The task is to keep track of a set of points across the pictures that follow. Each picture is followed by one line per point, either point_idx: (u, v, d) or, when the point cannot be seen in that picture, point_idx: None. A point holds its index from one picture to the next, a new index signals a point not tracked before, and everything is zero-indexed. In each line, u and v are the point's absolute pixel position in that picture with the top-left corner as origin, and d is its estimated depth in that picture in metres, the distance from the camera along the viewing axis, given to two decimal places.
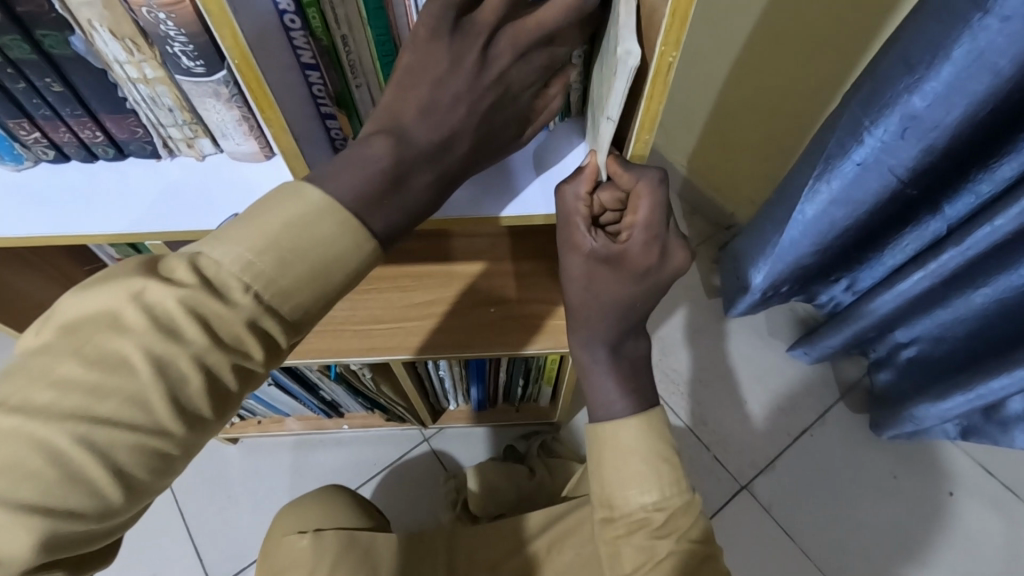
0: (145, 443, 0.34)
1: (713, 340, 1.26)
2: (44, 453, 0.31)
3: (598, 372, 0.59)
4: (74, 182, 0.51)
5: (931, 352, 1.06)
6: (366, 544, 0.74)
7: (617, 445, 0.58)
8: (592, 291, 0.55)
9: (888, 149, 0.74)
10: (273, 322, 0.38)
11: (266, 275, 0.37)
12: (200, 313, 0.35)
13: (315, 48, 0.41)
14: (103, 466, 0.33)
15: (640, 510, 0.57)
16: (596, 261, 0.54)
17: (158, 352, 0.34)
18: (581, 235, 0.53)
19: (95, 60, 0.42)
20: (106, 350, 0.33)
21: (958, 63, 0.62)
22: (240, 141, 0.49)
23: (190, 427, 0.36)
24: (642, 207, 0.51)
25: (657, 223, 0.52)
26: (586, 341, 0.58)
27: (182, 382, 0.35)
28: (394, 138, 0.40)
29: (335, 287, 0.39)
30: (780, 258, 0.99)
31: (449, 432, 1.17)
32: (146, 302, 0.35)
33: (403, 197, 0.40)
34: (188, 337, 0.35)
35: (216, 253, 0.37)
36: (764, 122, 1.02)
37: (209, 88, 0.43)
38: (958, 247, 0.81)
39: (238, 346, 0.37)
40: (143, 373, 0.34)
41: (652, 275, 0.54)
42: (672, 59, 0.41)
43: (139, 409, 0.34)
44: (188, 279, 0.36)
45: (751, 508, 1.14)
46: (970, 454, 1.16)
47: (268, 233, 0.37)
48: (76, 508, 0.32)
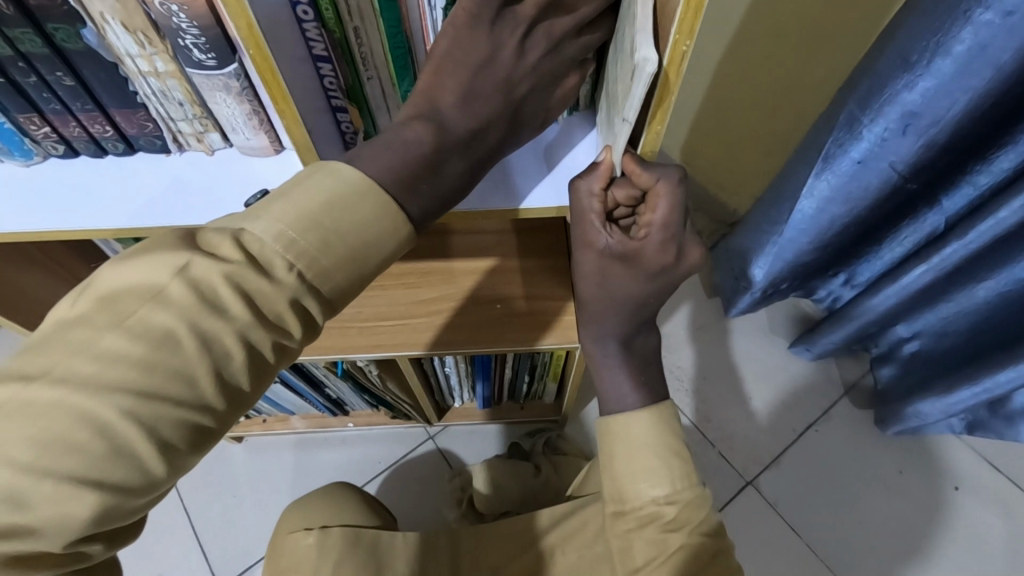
0: (189, 417, 0.34)
1: (716, 338, 1.26)
2: (91, 426, 0.31)
3: (608, 366, 0.59)
4: (87, 178, 0.51)
5: (934, 346, 1.06)
6: (371, 542, 0.75)
7: (627, 437, 0.58)
8: (606, 285, 0.55)
9: (889, 146, 0.74)
10: (314, 301, 0.38)
11: (308, 254, 0.37)
12: (244, 288, 0.36)
13: (327, 40, 0.40)
14: (148, 441, 0.33)
15: (652, 502, 0.57)
16: (609, 259, 0.54)
17: (202, 327, 0.35)
18: (595, 231, 0.53)
19: (107, 54, 0.42)
20: (149, 324, 0.33)
21: (959, 58, 0.62)
22: (249, 136, 0.49)
23: (230, 402, 0.37)
24: (660, 206, 0.51)
25: (675, 223, 0.52)
26: (598, 334, 0.59)
27: (226, 358, 0.36)
28: (432, 123, 0.41)
29: (372, 268, 0.40)
30: (780, 255, 0.99)
31: (454, 430, 1.16)
32: (191, 277, 0.35)
33: (439, 181, 0.41)
34: (232, 313, 0.36)
35: (258, 229, 0.37)
36: (766, 117, 1.03)
37: (220, 82, 0.43)
38: (961, 241, 0.81)
39: (279, 323, 0.37)
40: (188, 347, 0.34)
41: (667, 273, 0.54)
42: (686, 48, 0.40)
43: (185, 384, 0.34)
44: (233, 256, 0.36)
45: (756, 504, 1.14)
46: (974, 448, 1.16)
47: (309, 212, 0.38)
48: (121, 482, 0.33)
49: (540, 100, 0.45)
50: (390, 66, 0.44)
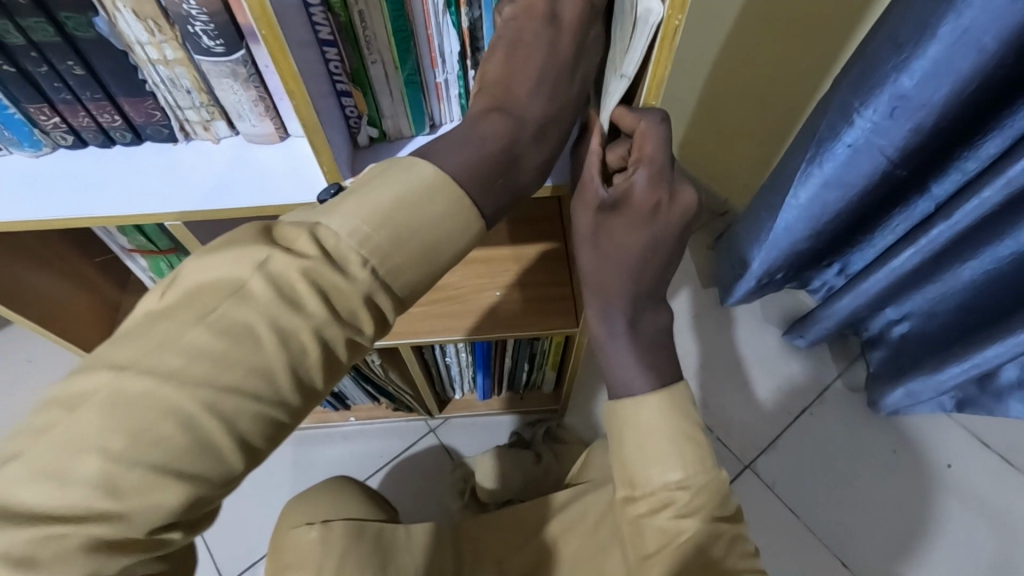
0: (268, 412, 0.34)
1: (712, 326, 1.28)
2: (177, 419, 0.31)
3: (616, 346, 0.59)
4: (98, 169, 0.52)
5: (924, 327, 1.08)
6: (375, 534, 0.75)
7: (640, 423, 0.58)
8: (606, 241, 0.56)
9: (880, 131, 0.77)
10: (387, 297, 0.38)
11: (382, 251, 0.37)
12: (321, 285, 0.35)
13: (333, 24, 0.42)
14: (227, 434, 0.33)
15: (664, 488, 0.58)
16: (608, 213, 0.55)
17: (281, 324, 0.34)
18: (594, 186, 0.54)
19: (117, 42, 0.43)
20: (232, 320, 0.33)
21: (945, 42, 0.64)
22: (254, 122, 0.50)
23: (307, 398, 0.36)
24: (648, 142, 0.51)
25: (663, 159, 0.52)
26: (605, 313, 0.59)
27: (302, 355, 0.35)
28: (508, 115, 0.43)
29: (439, 266, 0.39)
30: (775, 243, 1.01)
31: (455, 422, 1.17)
32: (270, 272, 0.35)
33: (514, 179, 0.42)
34: (309, 309, 0.35)
35: (335, 226, 0.36)
36: (757, 107, 1.06)
37: (227, 68, 0.44)
38: (947, 221, 0.83)
39: (353, 320, 0.37)
40: (268, 344, 0.34)
41: (663, 218, 0.54)
42: (678, 22, 0.43)
43: (263, 380, 0.34)
44: (311, 252, 0.36)
45: (755, 487, 1.16)
46: (966, 426, 1.19)
47: (384, 209, 0.37)
48: (206, 473, 0.33)
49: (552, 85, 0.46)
50: (394, 51, 0.45)
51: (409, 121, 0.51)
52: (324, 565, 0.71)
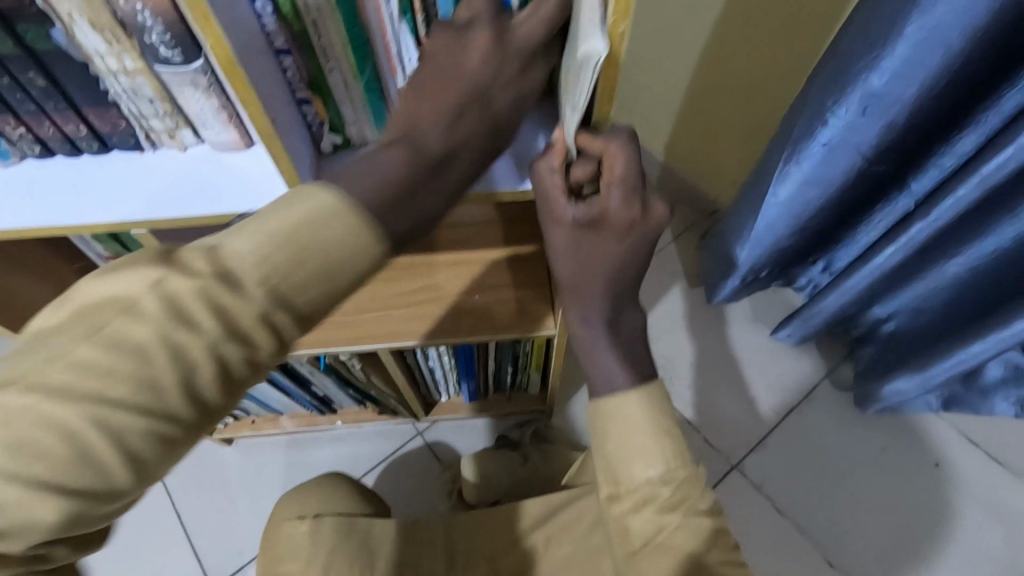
0: (156, 429, 0.33)
1: (700, 326, 1.28)
2: (59, 433, 0.31)
3: (597, 346, 0.60)
4: (64, 178, 0.52)
5: (911, 324, 1.08)
6: (363, 530, 0.75)
7: (621, 418, 0.58)
8: (577, 253, 0.57)
9: (856, 129, 0.77)
10: (286, 317, 0.35)
11: (281, 267, 0.34)
12: (214, 303, 0.33)
13: (287, 33, 0.42)
14: (111, 450, 0.32)
15: (647, 483, 0.57)
16: (580, 230, 0.55)
17: (171, 342, 0.33)
18: (561, 207, 0.54)
19: (76, 53, 0.43)
20: (122, 337, 0.32)
21: (912, 41, 0.65)
22: (219, 130, 0.50)
23: (204, 413, 0.36)
24: (617, 165, 0.51)
25: (634, 177, 0.52)
26: (585, 315, 0.60)
27: (195, 371, 0.34)
28: (413, 143, 0.40)
29: (348, 284, 0.37)
30: (759, 241, 1.01)
31: (443, 425, 1.18)
32: (165, 290, 0.33)
33: (429, 194, 0.40)
34: (203, 327, 0.34)
35: (236, 242, 0.34)
36: (740, 105, 1.06)
37: (187, 77, 0.45)
38: (927, 218, 0.83)
39: (250, 339, 0.35)
40: (158, 361, 0.33)
41: (637, 230, 0.55)
42: (623, 28, 0.43)
43: (151, 397, 0.33)
44: (205, 270, 0.33)
45: (742, 487, 1.16)
46: (955, 424, 1.18)
47: (289, 224, 0.34)
48: (87, 486, 0.32)
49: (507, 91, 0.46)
50: (352, 59, 0.46)
51: (372, 125, 0.52)
52: (311, 559, 0.72)
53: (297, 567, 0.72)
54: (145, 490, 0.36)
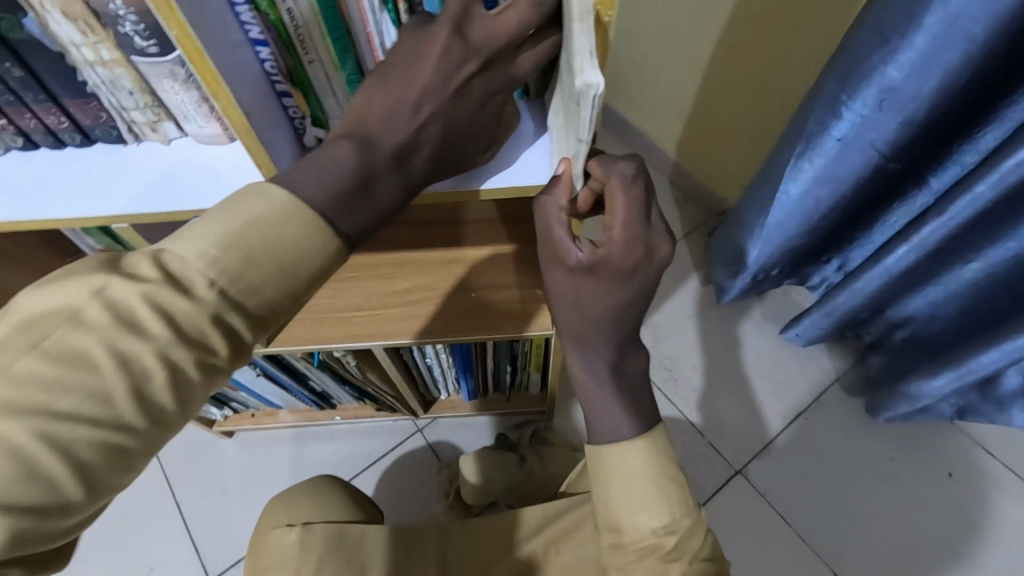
0: (108, 440, 0.33)
1: (707, 327, 1.25)
2: (5, 447, 0.31)
3: (600, 389, 0.55)
4: (46, 171, 0.51)
5: (926, 330, 1.04)
6: (354, 541, 0.74)
7: (624, 469, 0.54)
8: (566, 291, 0.52)
9: (870, 124, 0.73)
10: (238, 317, 0.37)
11: (231, 270, 0.36)
12: (163, 307, 0.35)
13: (262, 23, 0.40)
14: (62, 461, 0.32)
15: (652, 534, 0.54)
16: (580, 273, 0.51)
17: (120, 348, 0.34)
18: (563, 245, 0.51)
19: (51, 43, 0.42)
20: (67, 348, 0.33)
21: (931, 32, 0.62)
22: (201, 123, 0.49)
23: (161, 420, 0.36)
24: (618, 202, 0.49)
25: (637, 221, 0.49)
26: (587, 359, 0.55)
27: (146, 378, 0.35)
28: (360, 143, 0.41)
29: (304, 281, 0.39)
30: (769, 239, 0.98)
31: (443, 422, 1.17)
32: (109, 299, 0.34)
33: (373, 200, 0.41)
34: (152, 332, 0.35)
35: (180, 248, 0.36)
36: (751, 101, 1.03)
37: (165, 69, 0.44)
38: (940, 219, 0.80)
39: (203, 341, 0.36)
40: (106, 368, 0.33)
41: (637, 275, 0.51)
42: (609, 18, 0.42)
43: (101, 405, 0.33)
44: (151, 275, 0.35)
45: (747, 493, 1.13)
46: (969, 433, 1.15)
47: (234, 231, 0.37)
48: (37, 502, 0.32)
49: (492, 87, 0.44)
50: (331, 51, 0.44)
51: None
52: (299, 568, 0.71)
53: None
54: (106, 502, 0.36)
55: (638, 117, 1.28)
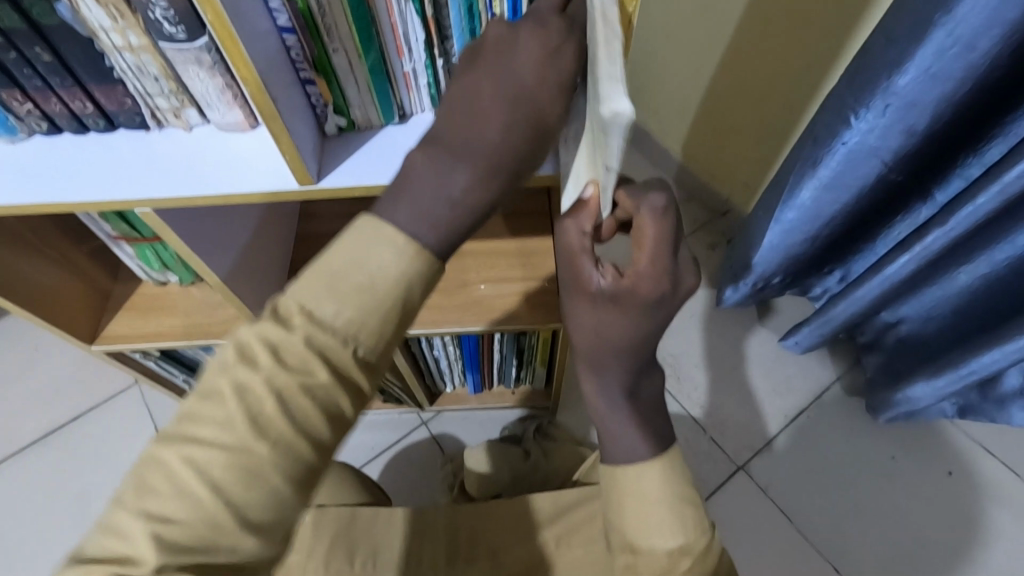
0: (235, 460, 0.36)
1: (710, 324, 1.26)
2: (164, 471, 0.36)
3: (613, 412, 0.54)
4: (71, 155, 0.52)
5: (921, 332, 1.05)
6: (364, 525, 0.75)
7: (641, 491, 0.52)
8: (592, 318, 0.51)
9: (875, 133, 0.74)
10: (335, 342, 0.39)
11: (328, 302, 0.39)
12: (272, 342, 0.38)
13: (290, 11, 0.42)
14: (198, 480, 0.35)
15: (669, 557, 0.51)
16: (601, 301, 0.51)
17: (239, 380, 0.37)
18: (585, 271, 0.51)
19: (81, 28, 0.43)
20: (208, 386, 0.38)
21: (938, 44, 0.62)
22: (224, 110, 0.50)
23: (299, 463, 0.38)
24: (646, 234, 0.47)
25: (665, 254, 0.48)
26: (603, 383, 0.54)
27: (260, 404, 0.37)
28: (435, 149, 0.41)
29: (390, 298, 0.40)
30: (771, 247, 0.98)
31: (448, 416, 1.18)
32: (237, 342, 0.39)
33: (449, 205, 0.41)
34: (262, 364, 0.38)
35: (290, 293, 0.40)
36: (756, 102, 1.04)
37: (192, 55, 0.44)
38: (942, 228, 0.80)
39: (310, 369, 0.38)
40: (227, 399, 0.37)
41: (662, 305, 0.49)
42: None
43: (223, 429, 0.37)
44: (264, 318, 0.39)
45: (748, 489, 1.14)
46: (969, 433, 1.16)
47: (332, 267, 0.40)
48: (185, 520, 0.35)
49: None
50: (356, 40, 0.45)
51: (379, 112, 0.51)
52: (311, 552, 0.72)
53: (293, 561, 0.72)
54: (270, 552, 0.38)
55: (644, 116, 1.29)
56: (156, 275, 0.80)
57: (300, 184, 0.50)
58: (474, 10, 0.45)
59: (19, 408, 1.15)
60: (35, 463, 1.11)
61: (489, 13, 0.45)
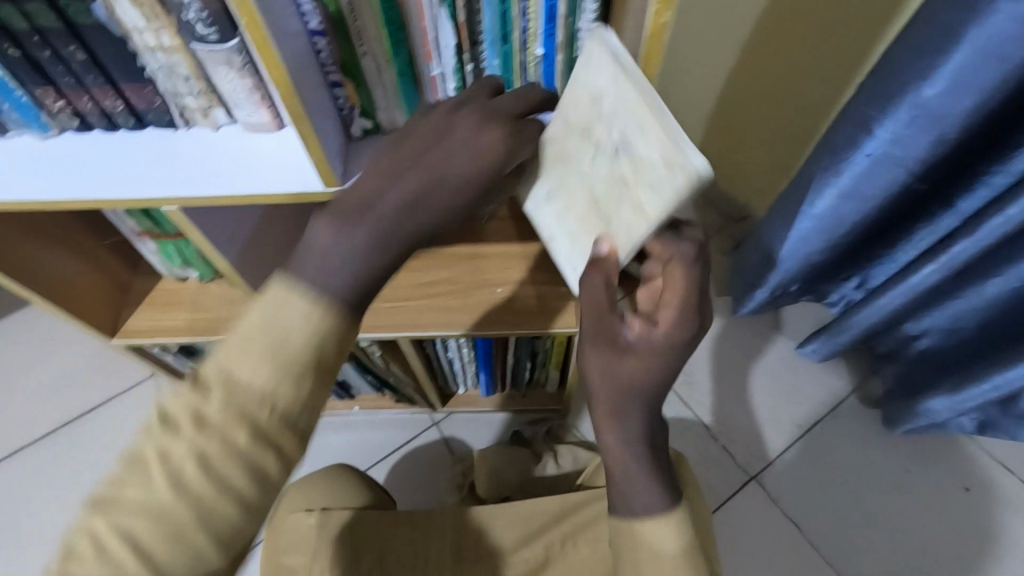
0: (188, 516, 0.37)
1: (725, 331, 1.25)
2: (115, 526, 0.37)
3: (631, 466, 0.52)
4: (102, 153, 0.53)
5: (945, 346, 1.03)
6: (369, 529, 0.75)
7: (659, 547, 0.52)
8: (623, 370, 0.49)
9: (901, 141, 0.73)
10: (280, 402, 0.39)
11: (265, 364, 0.38)
12: (217, 398, 0.38)
13: (322, 14, 0.42)
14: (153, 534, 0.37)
15: None
16: (626, 351, 0.49)
17: (187, 437, 0.38)
18: (613, 323, 0.49)
19: (115, 28, 0.44)
20: (156, 441, 0.38)
21: (970, 50, 0.61)
22: (251, 111, 0.50)
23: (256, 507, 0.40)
24: (678, 277, 0.48)
25: (693, 299, 0.48)
26: (622, 435, 0.52)
27: (210, 463, 0.38)
28: (345, 217, 0.42)
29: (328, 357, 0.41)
30: (789, 255, 0.97)
31: (459, 417, 1.18)
32: (181, 397, 0.39)
33: (348, 269, 0.41)
34: (208, 421, 0.38)
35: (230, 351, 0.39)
36: (779, 109, 1.03)
37: (222, 56, 0.45)
38: (969, 239, 0.79)
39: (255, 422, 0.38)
40: (176, 456, 0.37)
41: (689, 349, 0.49)
42: (667, 19, 0.40)
43: (173, 485, 0.37)
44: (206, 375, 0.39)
45: (760, 499, 1.13)
46: (987, 448, 1.14)
47: (266, 327, 0.39)
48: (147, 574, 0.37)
49: None
50: (385, 43, 0.45)
51: (404, 114, 0.52)
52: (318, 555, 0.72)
53: (302, 560, 0.72)
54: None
55: None
56: (177, 270, 0.81)
57: (325, 184, 0.51)
58: (509, 15, 0.45)
59: (39, 398, 1.17)
60: (54, 452, 1.13)
61: (523, 19, 0.45)
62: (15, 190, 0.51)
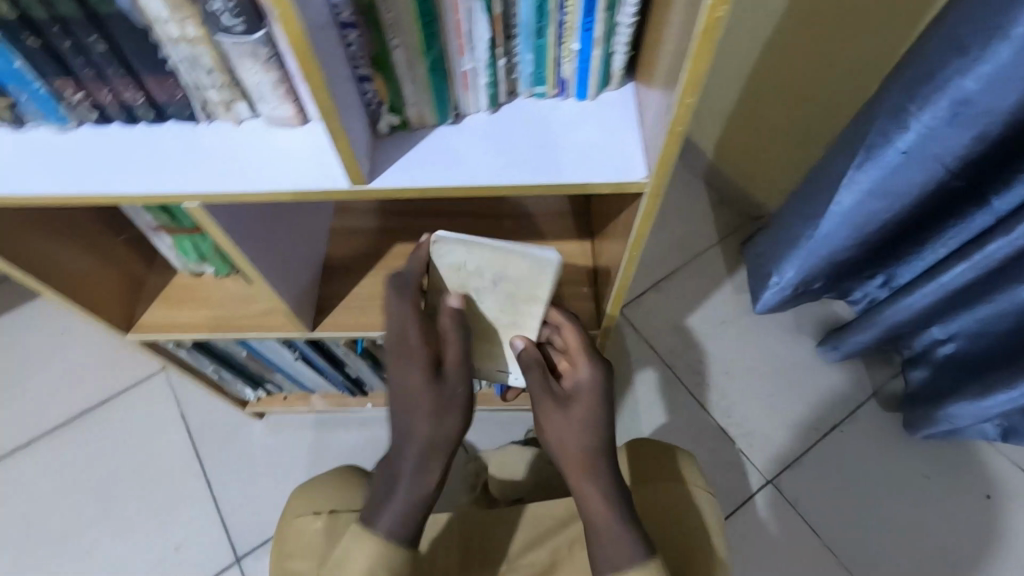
0: None
1: (742, 332, 1.23)
2: None
3: (607, 518, 0.57)
4: (121, 147, 0.51)
5: (970, 350, 1.01)
6: None
7: None
8: (560, 427, 0.62)
9: (938, 137, 0.71)
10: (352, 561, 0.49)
11: None
12: None
13: (353, 6, 0.41)
14: None
15: None
16: (564, 407, 0.63)
17: None
18: (549, 394, 0.64)
19: (137, 18, 0.42)
20: None
21: (1016, 44, 0.59)
22: (275, 105, 0.49)
23: None
24: (570, 334, 0.67)
25: (581, 343, 0.66)
26: (595, 489, 0.59)
27: None
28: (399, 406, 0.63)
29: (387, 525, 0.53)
30: (812, 252, 0.95)
31: (472, 416, 1.17)
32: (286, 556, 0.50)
33: (419, 441, 0.61)
34: None
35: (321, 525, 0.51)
36: (802, 107, 1.01)
37: (248, 48, 0.43)
38: (1003, 240, 0.77)
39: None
40: None
41: (597, 382, 0.64)
42: (721, 14, 0.36)
43: None
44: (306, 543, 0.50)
45: (777, 503, 1.11)
46: (1008, 455, 1.12)
47: None
48: None
49: None
50: (417, 35, 0.44)
51: (433, 110, 0.50)
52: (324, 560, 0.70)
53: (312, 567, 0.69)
54: None
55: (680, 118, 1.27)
56: (193, 266, 0.79)
57: (351, 182, 0.48)
58: (545, 8, 0.45)
59: (51, 392, 1.16)
60: (65, 446, 1.12)
61: (560, 12, 0.45)
62: (33, 184, 0.49)
